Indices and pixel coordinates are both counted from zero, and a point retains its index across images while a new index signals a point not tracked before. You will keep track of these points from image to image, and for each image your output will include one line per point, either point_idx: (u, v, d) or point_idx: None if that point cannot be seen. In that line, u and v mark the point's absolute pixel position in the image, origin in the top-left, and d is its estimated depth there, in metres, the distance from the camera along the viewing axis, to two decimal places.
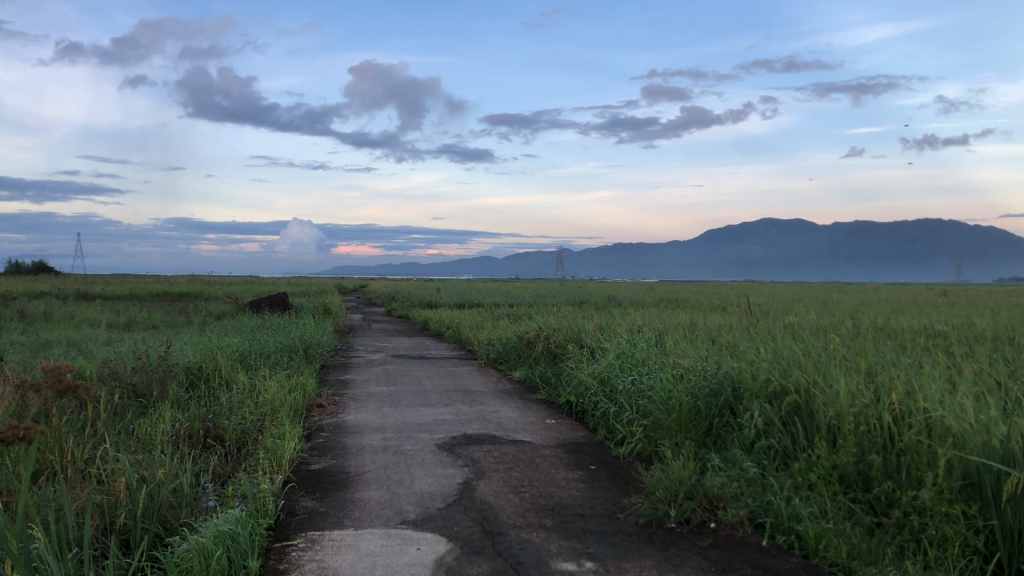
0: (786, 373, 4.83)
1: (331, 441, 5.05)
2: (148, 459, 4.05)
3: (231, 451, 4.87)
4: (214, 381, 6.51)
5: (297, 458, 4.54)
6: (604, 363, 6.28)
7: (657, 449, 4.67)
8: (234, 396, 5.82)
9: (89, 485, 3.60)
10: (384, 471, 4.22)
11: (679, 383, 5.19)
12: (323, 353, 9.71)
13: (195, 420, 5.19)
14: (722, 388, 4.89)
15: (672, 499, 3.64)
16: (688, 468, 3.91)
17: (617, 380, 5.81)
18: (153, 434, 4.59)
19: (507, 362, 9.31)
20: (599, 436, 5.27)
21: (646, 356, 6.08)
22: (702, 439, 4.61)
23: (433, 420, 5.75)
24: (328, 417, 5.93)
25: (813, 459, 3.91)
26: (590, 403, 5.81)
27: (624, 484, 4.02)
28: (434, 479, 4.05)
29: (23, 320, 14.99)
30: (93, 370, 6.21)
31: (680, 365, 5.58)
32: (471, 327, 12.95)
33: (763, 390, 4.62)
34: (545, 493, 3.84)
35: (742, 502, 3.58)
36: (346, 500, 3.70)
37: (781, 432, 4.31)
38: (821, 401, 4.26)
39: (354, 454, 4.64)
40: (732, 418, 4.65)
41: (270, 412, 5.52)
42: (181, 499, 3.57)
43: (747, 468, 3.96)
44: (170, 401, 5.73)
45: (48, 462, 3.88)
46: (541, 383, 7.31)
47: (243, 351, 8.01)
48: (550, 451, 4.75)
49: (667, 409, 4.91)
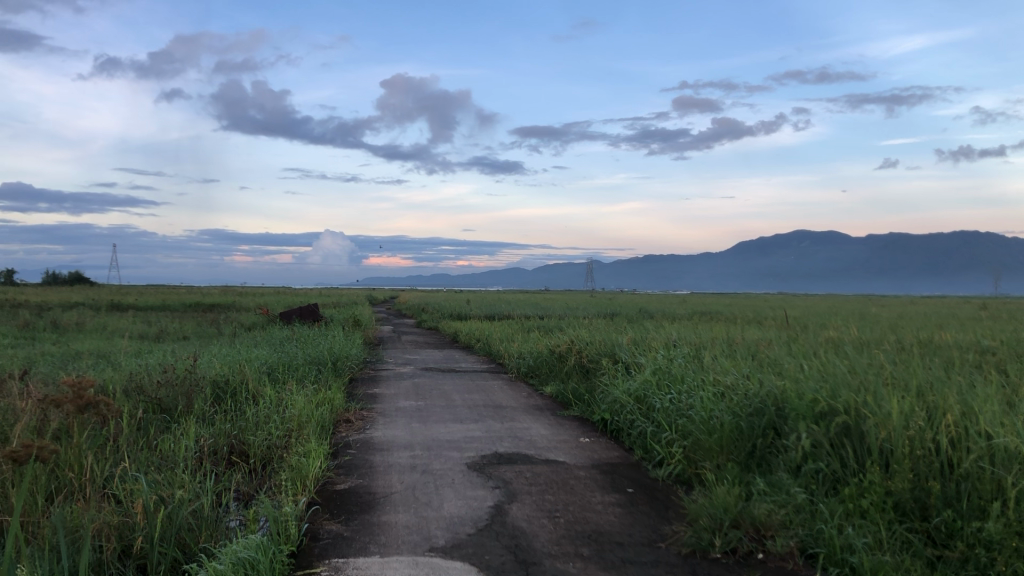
0: (834, 393, 4.60)
1: (358, 459, 4.89)
2: (169, 479, 3.91)
3: (256, 468, 4.74)
4: (240, 395, 6.39)
5: (322, 476, 4.38)
6: (640, 379, 6.07)
7: (698, 472, 4.46)
8: (261, 411, 5.69)
9: (105, 506, 3.46)
10: (412, 492, 4.05)
11: (720, 402, 4.98)
12: (352, 365, 9.58)
13: (220, 436, 5.06)
14: (765, 409, 4.67)
15: (717, 528, 3.43)
16: (732, 493, 3.69)
17: (653, 398, 5.60)
18: (176, 451, 4.46)
19: (538, 377, 9.13)
20: (635, 456, 5.06)
21: (684, 373, 5.87)
22: (746, 462, 4.39)
23: (463, 437, 5.58)
24: (355, 433, 5.78)
25: (866, 485, 3.68)
26: (625, 421, 5.61)
27: (664, 510, 3.82)
28: (464, 501, 3.87)
29: (55, 330, 15.06)
30: (118, 385, 6.11)
31: (720, 383, 5.36)
32: (501, 340, 12.78)
33: (809, 411, 4.39)
34: (581, 518, 3.64)
35: (792, 532, 3.36)
36: (371, 524, 3.54)
37: (829, 454, 4.08)
38: (872, 423, 4.04)
39: (381, 474, 4.48)
40: (778, 440, 4.43)
41: (296, 428, 5.38)
42: (201, 521, 3.42)
43: (795, 494, 3.74)
44: (196, 416, 5.60)
45: (66, 480, 3.77)
46: (573, 399, 7.11)
47: (271, 364, 7.89)
48: (584, 472, 4.56)
49: (709, 429, 4.69)
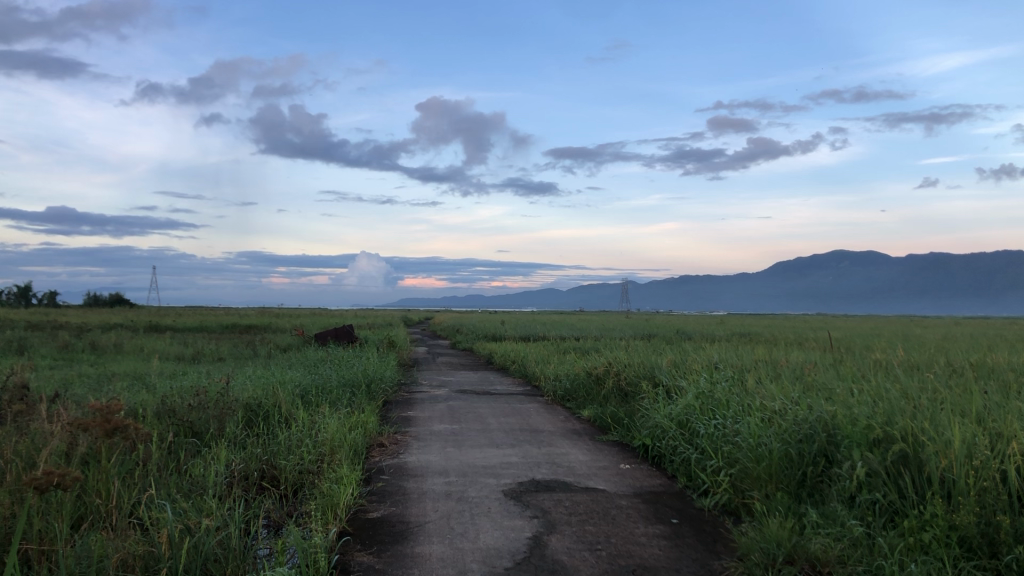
0: (889, 420, 4.39)
1: (391, 486, 4.74)
2: (198, 507, 3.79)
3: (287, 494, 4.62)
4: (273, 418, 6.28)
5: (355, 504, 4.24)
6: (682, 403, 5.88)
7: (746, 502, 4.25)
8: (293, 434, 5.58)
9: (130, 535, 3.35)
10: (447, 522, 3.89)
11: (768, 429, 4.77)
12: (386, 388, 9.44)
13: (251, 461, 4.96)
14: (816, 435, 4.47)
15: (770, 564, 3.21)
16: (786, 527, 3.49)
17: (697, 423, 5.40)
18: (206, 476, 4.36)
19: (574, 400, 8.94)
20: (679, 484, 4.86)
21: (729, 397, 5.66)
22: (797, 492, 4.17)
23: (500, 463, 5.41)
24: (389, 458, 5.64)
25: (928, 518, 3.46)
26: (668, 447, 5.41)
27: (712, 543, 3.62)
28: (501, 532, 3.71)
29: (93, 351, 15.11)
30: (150, 408, 6.04)
31: (767, 408, 5.16)
32: (538, 362, 12.59)
33: (864, 438, 4.19)
34: (624, 552, 3.46)
35: (850, 568, 3.14)
36: (404, 556, 3.39)
37: (887, 484, 3.86)
38: (932, 451, 3.83)
39: (414, 502, 4.32)
40: (831, 470, 4.22)
41: (329, 452, 5.25)
42: (229, 551, 3.29)
43: (852, 527, 3.52)
44: (228, 440, 5.50)
45: (92, 508, 3.67)
46: (612, 423, 6.92)
47: (304, 387, 7.79)
48: (626, 501, 4.37)
49: (757, 457, 4.49)
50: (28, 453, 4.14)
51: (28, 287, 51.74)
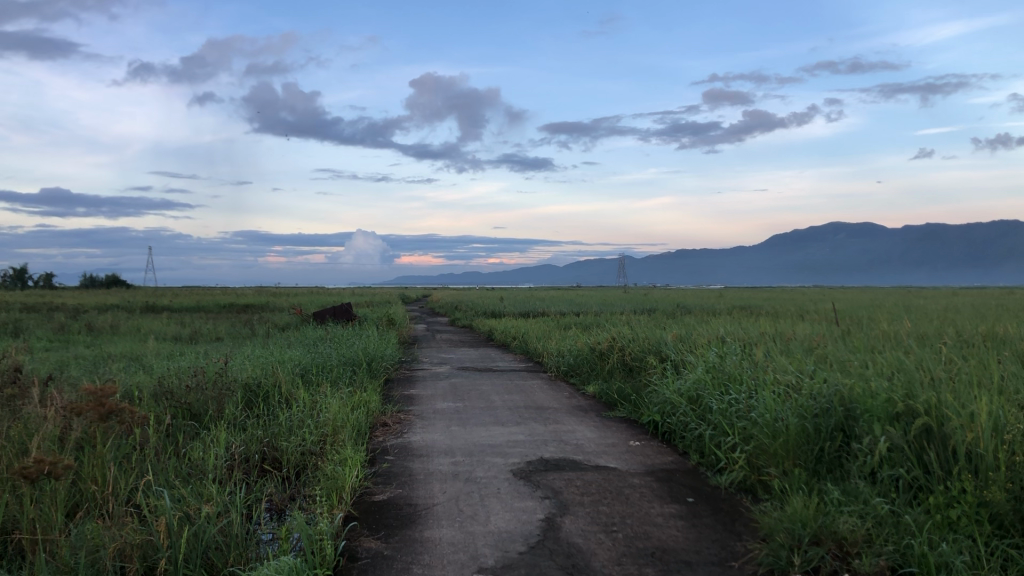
0: (910, 393, 4.26)
1: (396, 467, 4.60)
2: (198, 492, 3.67)
3: (290, 476, 4.50)
4: (273, 399, 6.16)
5: (360, 486, 4.11)
6: (692, 378, 5.75)
7: (763, 479, 4.12)
8: (294, 415, 5.45)
9: (127, 524, 3.22)
10: (456, 504, 3.76)
11: (784, 403, 4.64)
12: (387, 366, 9.31)
13: (251, 443, 4.83)
14: (834, 410, 4.34)
15: (795, 546, 3.08)
16: (810, 506, 3.35)
17: (709, 398, 5.27)
18: (205, 460, 4.24)
19: (578, 375, 8.81)
20: (692, 461, 4.73)
21: (740, 371, 5.53)
22: (815, 468, 4.05)
23: (506, 442, 5.28)
24: (393, 438, 5.51)
25: (955, 495, 3.34)
26: (679, 423, 5.28)
27: (731, 523, 3.50)
28: (512, 514, 3.58)
29: (89, 333, 14.94)
30: (147, 389, 5.90)
31: (781, 382, 5.03)
32: (539, 338, 12.45)
33: (885, 412, 4.06)
34: (641, 533, 3.34)
35: (879, 548, 3.01)
36: (413, 541, 3.26)
37: (911, 461, 3.73)
38: (958, 424, 3.70)
39: (421, 483, 4.19)
40: (850, 445, 4.10)
41: (331, 432, 5.13)
42: (231, 538, 3.15)
43: (876, 505, 3.40)
44: (227, 422, 5.36)
45: (88, 496, 3.55)
46: (619, 400, 6.79)
47: (304, 366, 7.65)
48: (639, 480, 4.25)
49: (773, 433, 4.35)
50: (20, 438, 4.00)
51: (25, 269, 51.62)
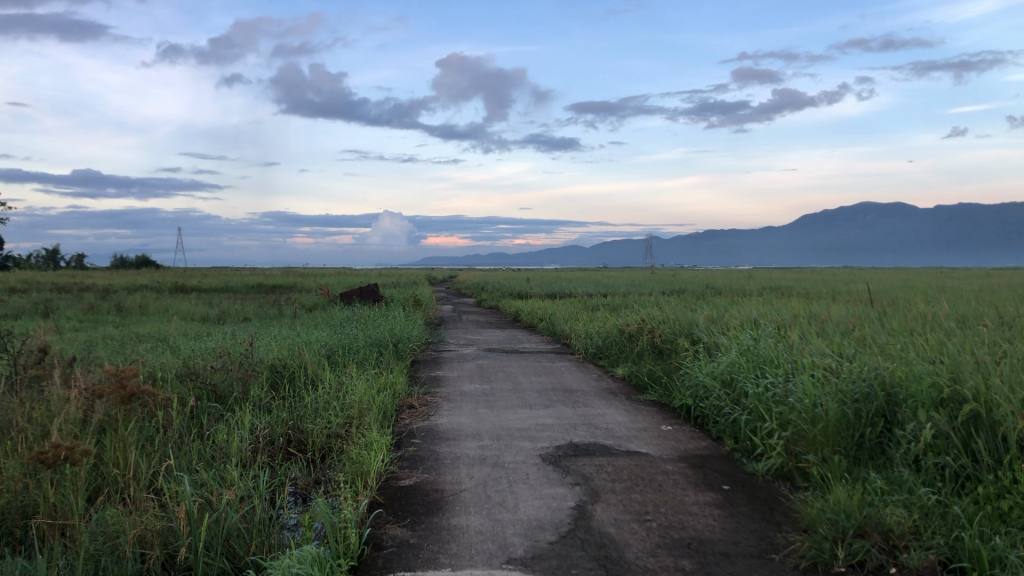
0: (956, 378, 4.09)
1: (423, 451, 4.51)
2: (220, 477, 3.60)
3: (315, 460, 4.42)
4: (299, 380, 6.09)
5: (386, 471, 4.02)
6: (726, 361, 5.61)
7: (802, 467, 3.97)
8: (320, 396, 5.37)
9: (149, 510, 3.16)
10: (484, 490, 3.66)
11: (823, 387, 4.48)
12: (414, 347, 9.23)
13: (276, 425, 4.76)
14: (875, 395, 4.19)
15: (839, 538, 2.95)
16: (854, 496, 3.21)
17: (744, 382, 5.12)
18: (230, 443, 4.17)
19: (607, 357, 8.68)
20: (727, 447, 4.60)
21: (775, 354, 5.38)
22: (856, 455, 3.90)
23: (535, 425, 5.17)
24: (420, 420, 5.41)
25: (1007, 485, 3.18)
26: (713, 407, 5.15)
27: (770, 512, 3.37)
28: (542, 502, 3.47)
29: (119, 313, 14.98)
30: (172, 370, 5.85)
31: (819, 365, 4.87)
32: (566, 319, 12.33)
33: (930, 397, 3.90)
34: (676, 523, 3.22)
35: (928, 541, 2.87)
36: (440, 529, 3.16)
37: (958, 449, 3.57)
38: (1008, 411, 3.53)
39: (448, 468, 4.09)
40: (893, 431, 3.95)
41: (357, 415, 5.04)
42: (253, 525, 3.07)
43: (923, 495, 3.25)
44: (253, 403, 5.30)
45: (110, 480, 3.51)
46: (649, 383, 6.65)
47: (331, 347, 7.58)
48: (672, 466, 4.12)
49: (812, 418, 4.20)
50: (42, 420, 3.94)
51: (56, 249, 52.22)
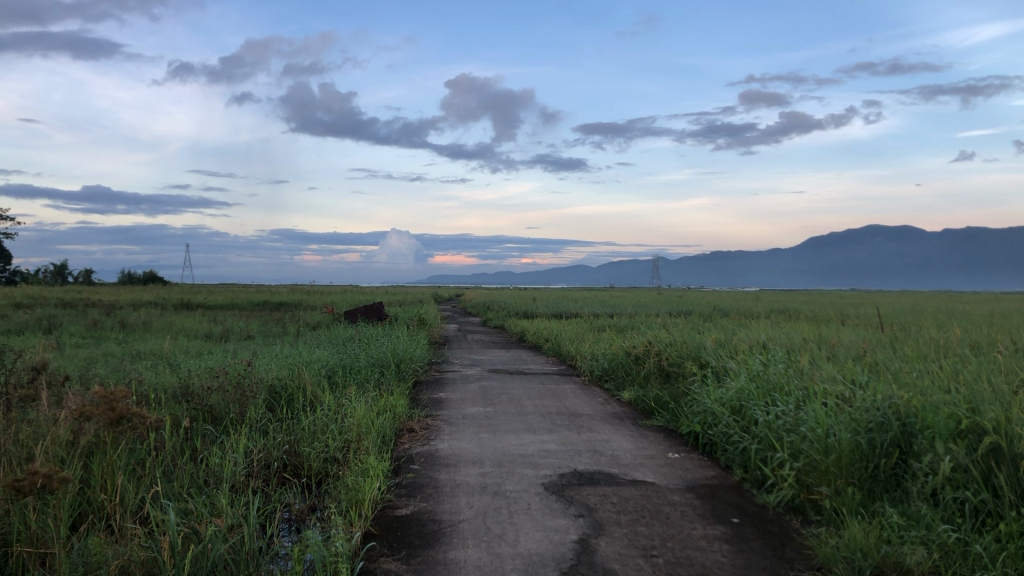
0: (976, 409, 3.94)
1: (422, 478, 4.37)
2: (210, 505, 3.47)
3: (310, 485, 4.29)
4: (298, 401, 5.96)
5: (382, 498, 3.88)
6: (735, 387, 5.47)
7: (815, 499, 3.82)
8: (317, 419, 5.24)
9: (134, 539, 3.03)
10: (483, 521, 3.52)
11: (836, 416, 4.33)
12: (417, 368, 9.09)
13: (272, 449, 4.62)
14: (890, 424, 4.05)
15: None
16: (871, 534, 3.07)
17: (754, 410, 4.98)
18: (223, 466, 4.04)
19: (612, 380, 8.53)
20: (736, 477, 4.45)
21: (785, 380, 5.24)
22: (870, 489, 3.76)
23: (538, 451, 5.03)
24: (420, 445, 5.27)
25: None
26: (721, 435, 5.00)
27: (781, 549, 3.23)
28: (543, 534, 3.33)
29: (122, 330, 14.88)
30: (168, 392, 5.72)
31: (831, 393, 4.72)
32: (572, 340, 12.19)
33: (948, 428, 3.75)
34: (684, 559, 3.07)
35: None
36: (437, 563, 3.02)
37: (979, 484, 3.42)
38: None
39: (447, 496, 3.95)
40: (909, 463, 3.80)
41: (355, 439, 4.91)
42: (241, 557, 2.94)
43: (942, 531, 3.10)
44: (249, 425, 5.17)
45: (95, 506, 3.38)
46: (656, 407, 6.51)
47: (332, 368, 7.45)
48: (679, 497, 3.97)
49: (825, 449, 4.05)
50: (28, 442, 3.83)
51: (65, 265, 52.29)
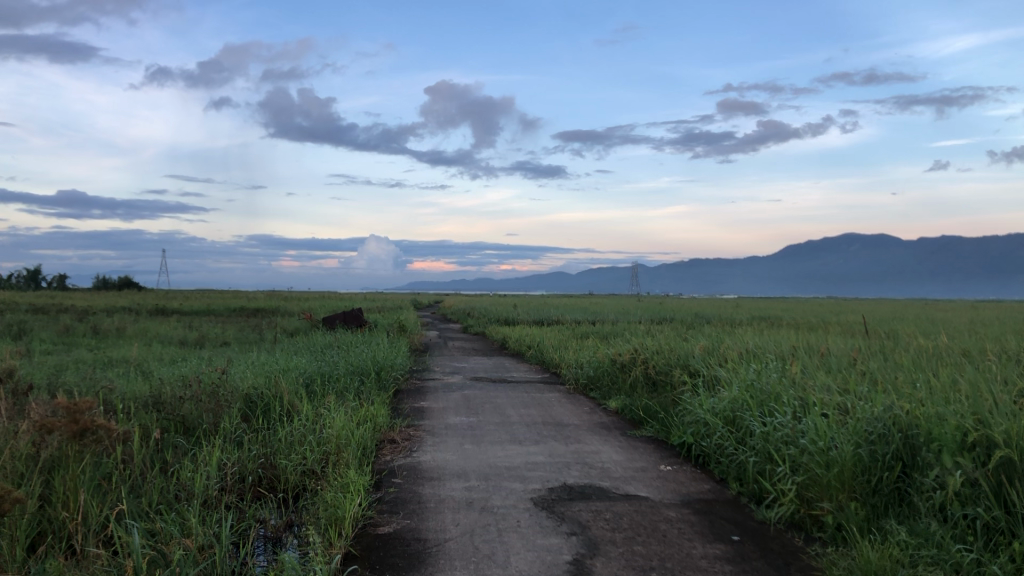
0: (983, 420, 3.78)
1: (405, 493, 4.16)
2: (179, 523, 3.25)
3: (287, 500, 4.08)
4: (274, 411, 5.72)
5: (363, 515, 3.68)
6: (728, 397, 5.31)
7: (818, 516, 3.66)
8: (295, 430, 5.03)
9: (94, 562, 2.81)
10: (471, 540, 3.33)
11: (837, 427, 4.16)
12: (397, 375, 8.87)
13: (247, 461, 4.40)
14: (892, 436, 3.88)
15: None
16: (884, 554, 2.91)
17: (749, 421, 4.81)
18: (193, 479, 3.82)
19: (598, 388, 8.35)
20: (731, 491, 4.28)
21: (780, 390, 5.08)
22: (874, 504, 3.60)
23: (525, 463, 4.83)
24: (401, 457, 5.07)
25: None
26: (715, 447, 4.84)
27: (786, 569, 3.06)
28: (534, 554, 3.14)
29: (94, 336, 14.53)
30: (138, 402, 5.48)
31: (829, 404, 4.56)
32: (555, 348, 11.96)
33: (954, 441, 3.59)
34: None
35: None
36: None
37: (989, 500, 3.26)
38: None
39: (432, 513, 3.75)
40: (913, 477, 3.64)
41: (334, 450, 4.69)
42: None
43: (956, 551, 2.94)
44: (222, 436, 4.94)
45: (56, 526, 3.16)
46: (645, 417, 6.33)
47: (310, 376, 7.20)
48: (675, 513, 3.80)
49: (826, 462, 3.88)
50: None
51: (39, 269, 51.60)
